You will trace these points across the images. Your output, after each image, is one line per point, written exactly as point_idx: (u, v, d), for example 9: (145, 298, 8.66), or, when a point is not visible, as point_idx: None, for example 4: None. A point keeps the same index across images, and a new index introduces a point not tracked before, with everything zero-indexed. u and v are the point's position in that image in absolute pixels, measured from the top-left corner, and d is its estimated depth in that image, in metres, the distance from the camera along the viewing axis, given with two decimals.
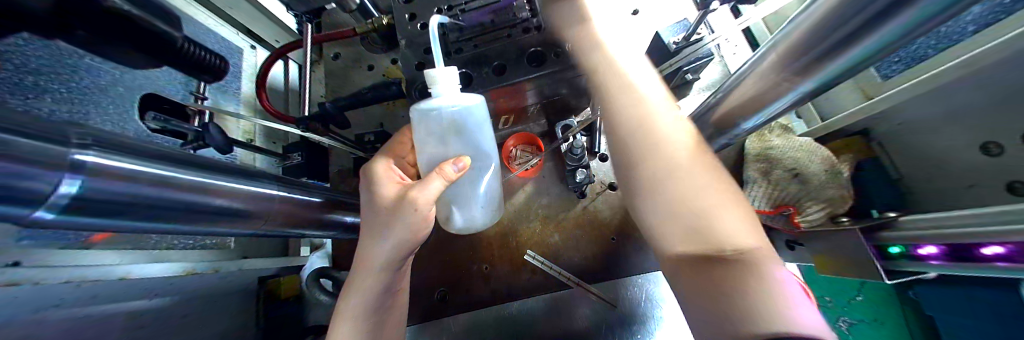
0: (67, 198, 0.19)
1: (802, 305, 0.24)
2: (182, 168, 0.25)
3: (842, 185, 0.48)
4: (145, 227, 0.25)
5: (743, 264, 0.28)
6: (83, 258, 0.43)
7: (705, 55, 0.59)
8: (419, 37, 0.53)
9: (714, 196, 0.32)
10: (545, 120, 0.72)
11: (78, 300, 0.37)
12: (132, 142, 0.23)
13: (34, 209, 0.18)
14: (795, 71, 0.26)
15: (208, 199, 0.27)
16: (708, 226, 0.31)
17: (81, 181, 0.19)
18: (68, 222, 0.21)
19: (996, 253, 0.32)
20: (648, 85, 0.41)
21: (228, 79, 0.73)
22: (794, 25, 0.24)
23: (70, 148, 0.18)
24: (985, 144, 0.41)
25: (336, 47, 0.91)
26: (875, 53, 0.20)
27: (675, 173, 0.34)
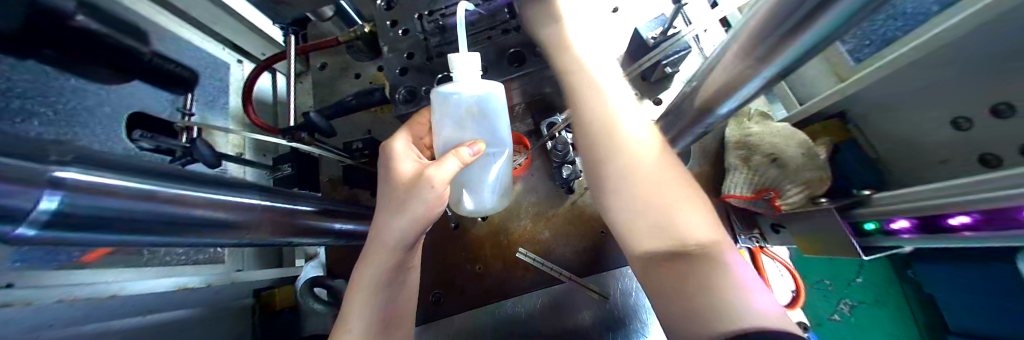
0: (48, 219, 0.18)
1: (758, 293, 0.28)
2: (162, 182, 0.26)
3: (819, 167, 0.49)
4: (128, 242, 0.25)
5: (700, 261, 0.31)
6: (76, 278, 0.42)
7: (683, 48, 0.61)
8: (400, 43, 0.54)
9: (674, 193, 0.34)
10: (531, 118, 0.73)
11: (71, 321, 0.36)
12: (111, 159, 0.23)
13: (16, 226, 0.17)
14: (757, 58, 0.27)
15: (191, 211, 0.27)
16: (668, 222, 0.33)
17: (63, 198, 0.18)
18: (48, 240, 0.21)
19: (962, 222, 0.32)
20: (609, 82, 0.40)
21: (215, 94, 0.73)
22: (754, 13, 0.24)
23: (50, 166, 0.18)
24: (954, 119, 0.44)
25: (322, 57, 0.92)
26: (823, 39, 0.22)
27: (634, 177, 0.35)
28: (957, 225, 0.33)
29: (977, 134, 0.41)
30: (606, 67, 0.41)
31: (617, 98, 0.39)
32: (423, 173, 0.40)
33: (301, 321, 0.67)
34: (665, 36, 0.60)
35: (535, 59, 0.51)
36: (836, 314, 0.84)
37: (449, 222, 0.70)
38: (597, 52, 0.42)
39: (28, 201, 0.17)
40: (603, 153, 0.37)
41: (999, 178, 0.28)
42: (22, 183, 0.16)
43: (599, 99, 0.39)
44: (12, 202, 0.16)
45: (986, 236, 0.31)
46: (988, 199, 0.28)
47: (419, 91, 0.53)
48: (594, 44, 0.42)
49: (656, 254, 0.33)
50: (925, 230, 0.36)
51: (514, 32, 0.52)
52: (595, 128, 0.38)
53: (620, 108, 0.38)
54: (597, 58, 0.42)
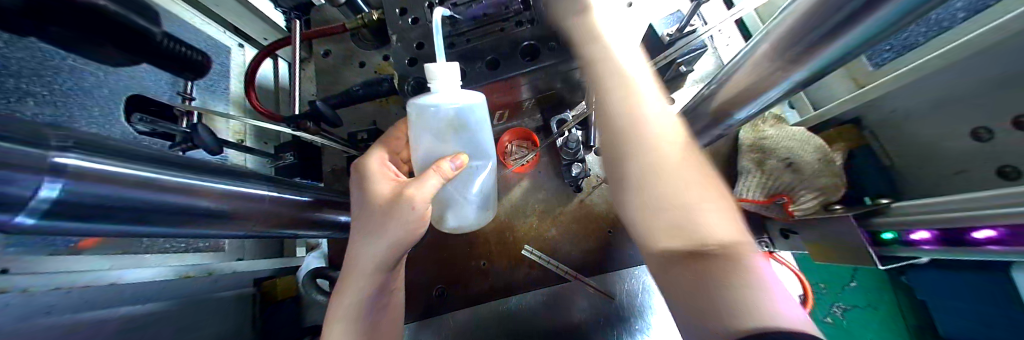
0: (50, 204, 0.17)
1: (781, 300, 0.25)
2: (169, 169, 0.24)
3: (836, 174, 0.48)
4: (132, 231, 0.24)
5: (724, 259, 0.28)
6: (70, 264, 0.41)
7: (699, 47, 0.60)
8: (410, 32, 0.52)
9: (698, 191, 0.32)
10: (540, 114, 0.71)
11: (69, 309, 0.35)
12: (115, 144, 0.22)
13: (13, 214, 0.17)
14: (789, 59, 0.25)
15: (196, 201, 0.26)
16: (691, 221, 0.31)
17: (63, 185, 0.17)
18: (48, 228, 0.19)
19: (987, 237, 0.31)
20: (636, 75, 0.38)
21: (216, 79, 0.71)
22: (789, 14, 0.23)
23: (49, 151, 0.17)
24: (975, 130, 0.42)
25: (326, 44, 0.89)
26: (865, 42, 0.21)
27: (660, 172, 0.33)
28: (983, 238, 0.32)
29: (999, 145, 0.40)
30: (637, 61, 0.40)
31: (644, 89, 0.37)
32: (403, 192, 0.39)
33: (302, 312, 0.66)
34: (682, 34, 0.58)
35: (549, 53, 0.49)
36: (828, 317, 0.83)
37: None
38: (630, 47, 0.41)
39: (28, 188, 0.16)
40: (629, 146, 0.35)
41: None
42: (25, 169, 0.15)
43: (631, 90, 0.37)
44: (9, 188, 0.15)
45: (1012, 252, 0.30)
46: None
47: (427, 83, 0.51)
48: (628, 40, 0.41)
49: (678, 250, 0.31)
50: (946, 241, 0.35)
51: (527, 25, 0.50)
52: (622, 119, 0.36)
53: (646, 97, 0.37)
54: (625, 49, 0.40)
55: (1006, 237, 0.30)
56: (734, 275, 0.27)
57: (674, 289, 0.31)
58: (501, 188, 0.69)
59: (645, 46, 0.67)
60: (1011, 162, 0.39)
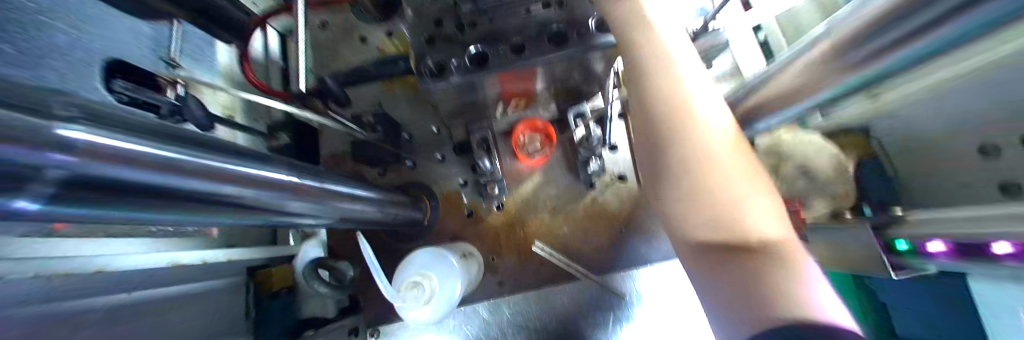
0: (60, 185, 0.13)
1: (821, 299, 0.25)
2: (198, 150, 0.20)
3: (847, 181, 0.50)
4: (148, 218, 0.20)
5: (771, 258, 0.28)
6: (52, 249, 0.36)
7: (723, 47, 0.59)
8: (426, 8, 0.49)
9: (740, 187, 0.32)
10: (556, 107, 0.68)
11: (39, 297, 0.30)
12: (121, 115, 0.17)
13: (8, 198, 0.12)
14: (855, 61, 0.24)
15: (227, 187, 0.22)
16: (732, 216, 0.31)
17: (83, 160, 0.13)
18: (54, 215, 0.15)
19: (1006, 251, 0.32)
20: (688, 68, 0.39)
21: (204, 47, 0.64)
22: (859, 18, 0.23)
23: (54, 120, 0.12)
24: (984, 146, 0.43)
25: (326, 18, 0.83)
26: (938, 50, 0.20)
27: (705, 166, 0.33)
28: (999, 253, 0.32)
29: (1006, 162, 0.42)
30: (690, 57, 0.40)
31: (693, 80, 0.38)
32: None
33: (297, 305, 0.61)
34: (707, 32, 0.57)
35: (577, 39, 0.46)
36: None
37: (462, 209, 0.67)
38: (684, 44, 0.42)
39: (49, 163, 0.12)
40: (669, 140, 0.36)
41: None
42: (50, 138, 0.12)
43: (674, 89, 0.38)
44: (29, 162, 0.11)
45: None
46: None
47: (448, 65, 0.47)
48: (682, 39, 0.42)
49: (722, 244, 0.30)
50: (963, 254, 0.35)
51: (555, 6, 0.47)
52: (663, 111, 0.37)
53: (693, 88, 0.37)
54: (681, 46, 0.42)
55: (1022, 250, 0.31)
56: (781, 271, 0.27)
57: (708, 284, 0.30)
58: (511, 181, 0.67)
59: None
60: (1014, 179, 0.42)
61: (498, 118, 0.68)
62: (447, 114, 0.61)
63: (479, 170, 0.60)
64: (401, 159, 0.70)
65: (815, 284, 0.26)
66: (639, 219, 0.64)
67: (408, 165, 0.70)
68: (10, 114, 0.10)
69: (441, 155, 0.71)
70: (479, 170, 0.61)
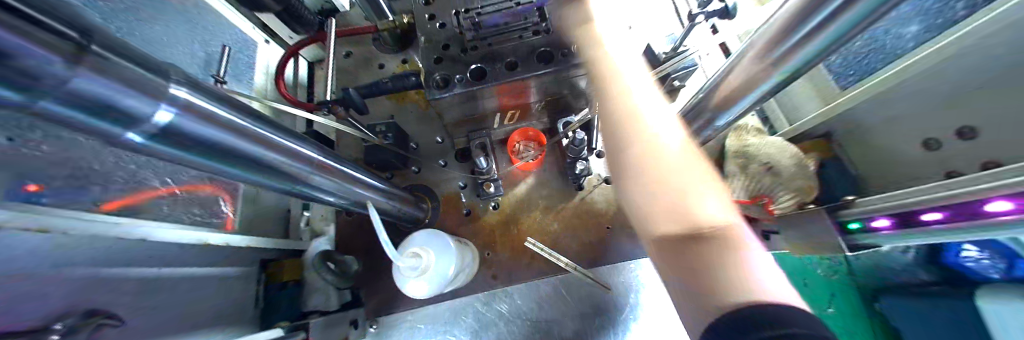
0: (159, 128, 0.19)
1: (768, 282, 0.22)
2: (258, 122, 0.27)
3: (810, 178, 0.55)
4: (215, 170, 0.27)
5: (720, 243, 0.25)
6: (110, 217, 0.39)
7: (691, 65, 0.68)
8: (436, 34, 0.60)
9: (688, 175, 0.30)
10: (547, 118, 0.76)
11: (87, 261, 0.35)
12: (217, 90, 0.24)
13: (128, 130, 0.18)
14: (774, 58, 0.31)
15: (269, 153, 0.28)
16: (683, 205, 0.28)
17: (175, 111, 0.19)
18: (149, 151, 0.22)
19: (935, 218, 0.36)
20: (631, 71, 0.42)
21: (244, 69, 0.75)
22: (768, 28, 0.30)
23: (168, 81, 0.19)
24: (927, 140, 0.49)
25: (347, 46, 0.95)
26: (830, 45, 0.27)
27: (649, 155, 0.32)
28: (930, 220, 0.36)
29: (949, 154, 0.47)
30: (634, 69, 0.42)
31: (633, 81, 0.40)
32: None
33: (302, 297, 0.61)
34: (675, 52, 0.66)
35: (562, 58, 0.55)
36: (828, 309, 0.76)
37: (461, 209, 0.73)
38: (632, 59, 0.45)
39: (149, 108, 0.18)
40: (617, 134, 0.36)
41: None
42: (152, 91, 0.17)
43: (621, 87, 0.40)
44: (133, 103, 0.17)
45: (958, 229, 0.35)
46: (973, 193, 0.32)
47: (452, 77, 0.56)
48: (630, 55, 0.45)
49: (672, 235, 0.27)
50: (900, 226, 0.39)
51: (543, 34, 0.57)
52: (613, 109, 0.38)
53: (636, 88, 0.39)
54: (622, 53, 0.45)
55: (950, 217, 0.35)
56: (730, 255, 0.24)
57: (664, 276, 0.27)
58: (506, 183, 0.73)
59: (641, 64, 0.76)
60: (956, 169, 0.46)
61: (496, 127, 0.75)
62: (450, 122, 0.68)
63: (478, 169, 0.67)
64: (408, 164, 0.77)
65: (763, 266, 0.23)
66: (626, 218, 0.68)
67: (414, 170, 0.77)
68: (129, 67, 0.16)
69: (443, 161, 0.78)
70: (477, 170, 0.68)
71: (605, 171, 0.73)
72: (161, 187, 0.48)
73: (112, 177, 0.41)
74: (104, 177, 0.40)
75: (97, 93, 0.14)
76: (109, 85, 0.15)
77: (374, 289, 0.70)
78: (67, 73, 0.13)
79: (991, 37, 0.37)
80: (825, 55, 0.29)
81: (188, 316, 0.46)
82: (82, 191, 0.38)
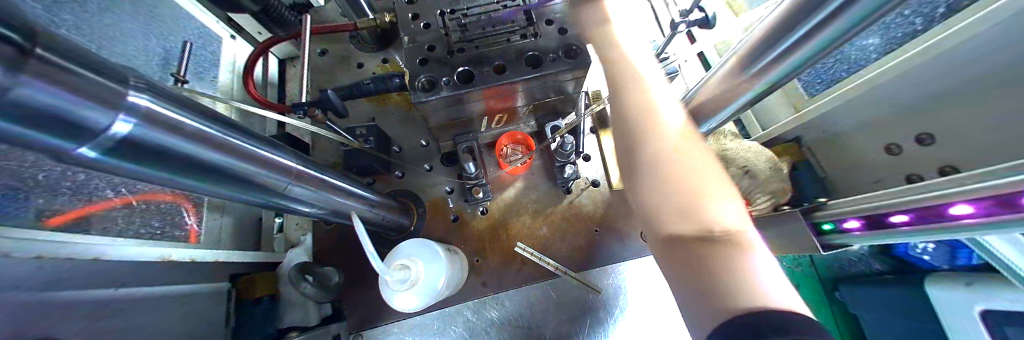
0: (116, 141, 0.17)
1: (778, 288, 0.22)
2: (230, 131, 0.25)
3: (784, 180, 0.58)
4: (178, 184, 0.24)
5: (730, 247, 0.24)
6: (85, 236, 0.38)
7: (671, 72, 0.71)
8: (420, 34, 0.58)
9: (704, 177, 0.29)
10: (534, 121, 0.76)
11: (34, 284, 0.31)
12: (181, 94, 0.22)
13: (81, 144, 0.16)
14: (756, 70, 0.32)
15: (244, 166, 0.26)
16: (696, 206, 0.28)
17: (136, 121, 0.17)
18: (103, 169, 0.19)
19: (902, 221, 0.37)
20: (645, 67, 0.41)
21: (206, 67, 0.69)
22: (748, 40, 0.31)
23: (128, 87, 0.17)
24: (888, 145, 0.52)
25: (324, 44, 0.91)
26: (809, 58, 0.28)
27: (664, 153, 0.32)
28: (897, 222, 0.38)
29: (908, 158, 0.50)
30: (646, 65, 0.41)
31: (649, 78, 0.39)
32: None
33: (279, 312, 0.60)
34: (657, 59, 0.69)
35: (551, 63, 0.55)
36: None
37: (448, 215, 0.71)
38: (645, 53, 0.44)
39: (106, 118, 0.16)
40: (633, 130, 0.35)
41: (977, 179, 0.31)
42: (106, 99, 0.16)
43: (637, 84, 0.39)
44: (86, 113, 0.15)
45: (919, 232, 0.36)
46: (925, 197, 0.35)
47: (438, 79, 0.54)
48: (645, 51, 0.44)
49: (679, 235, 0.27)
50: (870, 228, 0.41)
51: (531, 38, 0.57)
52: (630, 105, 0.37)
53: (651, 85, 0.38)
54: (637, 47, 0.44)
55: (914, 220, 0.36)
56: (737, 255, 0.24)
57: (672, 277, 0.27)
58: (494, 187, 0.72)
59: None
60: (914, 171, 0.49)
61: (483, 130, 0.74)
62: (436, 126, 0.67)
63: (466, 174, 0.66)
64: (391, 169, 0.75)
65: (772, 269, 0.23)
66: (615, 220, 0.69)
67: (398, 175, 0.75)
68: (78, 73, 0.14)
69: (429, 166, 0.76)
70: (465, 174, 0.66)
71: (592, 174, 0.73)
72: (114, 197, 0.43)
73: (59, 187, 0.37)
74: (48, 188, 0.36)
75: (41, 102, 0.13)
76: (56, 95, 0.13)
77: (358, 299, 0.67)
78: (7, 80, 0.11)
79: (946, 56, 0.40)
80: (802, 68, 0.31)
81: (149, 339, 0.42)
82: (26, 203, 0.33)
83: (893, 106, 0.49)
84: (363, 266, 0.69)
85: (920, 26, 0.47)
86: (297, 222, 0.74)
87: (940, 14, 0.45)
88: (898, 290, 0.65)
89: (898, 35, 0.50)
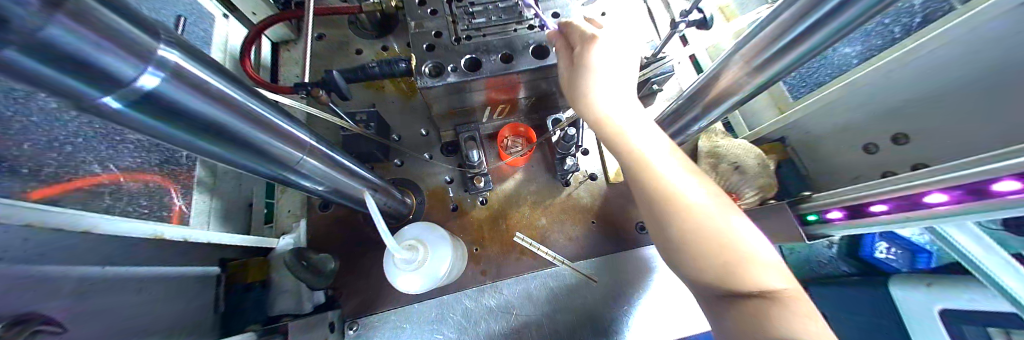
0: (141, 95, 0.17)
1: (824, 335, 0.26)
2: (251, 97, 0.25)
3: (771, 175, 0.61)
4: (196, 147, 0.24)
5: (778, 305, 0.28)
6: (69, 210, 0.34)
7: (667, 71, 0.73)
8: (427, 21, 0.59)
9: (737, 242, 0.31)
10: (536, 114, 0.77)
11: (14, 257, 0.29)
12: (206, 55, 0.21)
13: (106, 94, 0.16)
14: (762, 61, 0.34)
15: (261, 134, 0.26)
16: (737, 276, 0.30)
17: (163, 76, 0.17)
18: (120, 122, 0.19)
19: (880, 210, 0.40)
20: (641, 125, 0.40)
21: (198, 45, 0.66)
22: (755, 33, 0.33)
23: (157, 40, 0.17)
24: (867, 145, 0.56)
25: (322, 29, 0.89)
26: (815, 48, 0.30)
27: (696, 227, 0.32)
28: (876, 211, 0.41)
29: (883, 158, 0.54)
30: (643, 120, 0.41)
31: (648, 137, 0.39)
32: None
33: (270, 300, 0.58)
34: (656, 58, 0.71)
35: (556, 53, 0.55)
36: None
37: (448, 204, 0.71)
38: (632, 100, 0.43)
39: (134, 69, 0.16)
40: (658, 207, 0.34)
41: (948, 171, 0.34)
42: (136, 49, 0.15)
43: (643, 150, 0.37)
44: (114, 61, 0.14)
45: (895, 220, 0.39)
46: (902, 188, 0.38)
47: (445, 66, 0.54)
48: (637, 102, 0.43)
49: (727, 295, 0.31)
50: (851, 217, 0.44)
51: (538, 29, 0.58)
52: (645, 179, 0.36)
53: (654, 148, 0.37)
54: (628, 101, 0.43)
55: (892, 209, 0.39)
56: (789, 315, 0.28)
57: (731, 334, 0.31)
58: (494, 178, 0.73)
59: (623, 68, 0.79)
60: (889, 169, 0.53)
61: (484, 121, 0.75)
62: (438, 114, 0.67)
63: (468, 163, 0.67)
64: (390, 157, 0.74)
65: (815, 318, 0.28)
66: (611, 212, 0.71)
67: (397, 163, 0.74)
68: (107, 16, 0.14)
69: (430, 155, 0.75)
70: (467, 163, 0.67)
71: (590, 168, 0.75)
72: (102, 172, 0.41)
73: (44, 159, 0.35)
74: (32, 159, 0.34)
75: (73, 44, 0.12)
76: (88, 36, 0.13)
77: (353, 289, 0.65)
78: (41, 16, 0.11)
79: (919, 60, 0.45)
80: (807, 58, 0.33)
81: (135, 323, 0.40)
82: (9, 172, 0.31)
83: (873, 108, 0.53)
84: (360, 253, 0.68)
85: (899, 34, 0.52)
86: (290, 209, 0.72)
87: (916, 23, 0.50)
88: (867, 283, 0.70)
89: (878, 43, 0.54)
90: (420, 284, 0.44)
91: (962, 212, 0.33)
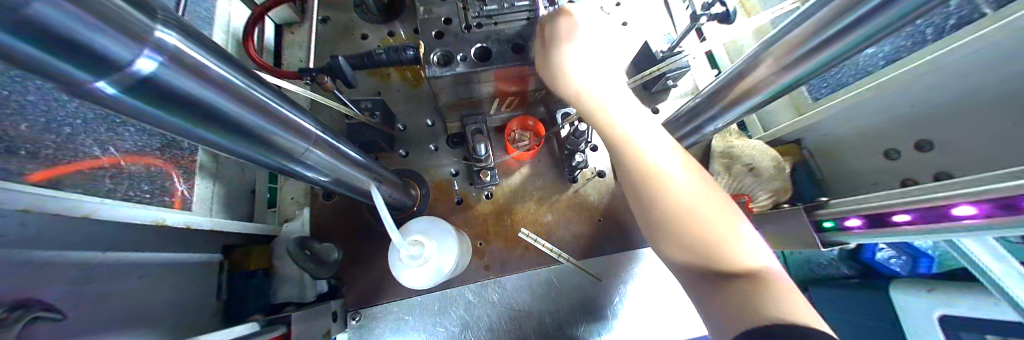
0: (137, 80, 0.15)
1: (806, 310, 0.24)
2: (252, 83, 0.23)
3: (785, 178, 0.59)
4: (193, 135, 0.22)
5: (761, 279, 0.27)
6: (72, 194, 0.34)
7: (683, 66, 0.70)
8: (437, 7, 0.56)
9: (711, 214, 0.30)
10: (545, 107, 0.75)
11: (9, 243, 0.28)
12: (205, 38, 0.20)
13: (99, 79, 0.14)
14: (792, 61, 0.32)
15: (264, 123, 0.25)
16: (714, 247, 0.29)
17: (161, 60, 0.16)
18: (114, 108, 0.17)
19: (903, 220, 0.39)
20: (619, 101, 0.40)
21: (200, 24, 0.64)
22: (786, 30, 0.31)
23: (154, 20, 0.15)
24: (887, 151, 0.54)
25: (326, 11, 0.86)
26: (855, 49, 0.28)
27: (665, 193, 0.31)
28: (899, 221, 0.39)
29: (905, 164, 0.52)
30: (621, 95, 0.41)
31: (624, 112, 0.38)
32: None
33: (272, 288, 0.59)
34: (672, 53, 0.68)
35: None
36: None
37: (452, 197, 0.70)
38: (617, 86, 0.43)
39: (130, 52, 0.14)
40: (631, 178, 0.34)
41: (982, 182, 0.33)
42: (131, 30, 0.14)
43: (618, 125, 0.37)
44: (109, 44, 0.13)
45: (917, 231, 0.38)
46: (929, 199, 0.36)
47: (454, 54, 0.52)
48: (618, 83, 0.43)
49: (703, 273, 0.29)
50: (871, 225, 0.42)
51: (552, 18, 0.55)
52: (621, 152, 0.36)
53: (629, 122, 0.37)
54: (610, 82, 0.43)
55: (915, 219, 0.38)
56: (769, 288, 0.26)
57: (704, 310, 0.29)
58: (500, 172, 0.71)
59: (637, 62, 0.76)
60: (910, 176, 0.51)
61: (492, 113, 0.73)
62: (444, 104, 0.65)
63: (474, 156, 0.65)
64: (394, 148, 0.73)
65: (798, 295, 0.26)
66: (617, 211, 0.70)
67: (400, 154, 0.73)
68: None
69: (435, 146, 0.74)
70: (474, 156, 0.66)
71: (598, 165, 0.74)
72: (102, 156, 0.40)
73: (43, 141, 0.34)
74: (32, 141, 0.33)
75: (60, 23, 0.11)
76: (79, 16, 0.11)
77: (354, 278, 0.65)
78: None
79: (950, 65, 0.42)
80: (842, 59, 0.31)
81: (136, 309, 0.39)
82: (8, 155, 0.31)
83: (899, 113, 0.50)
84: (363, 243, 0.68)
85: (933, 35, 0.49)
86: (293, 196, 0.71)
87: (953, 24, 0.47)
88: (873, 290, 0.69)
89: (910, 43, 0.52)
90: (426, 278, 0.43)
91: (991, 226, 0.31)
